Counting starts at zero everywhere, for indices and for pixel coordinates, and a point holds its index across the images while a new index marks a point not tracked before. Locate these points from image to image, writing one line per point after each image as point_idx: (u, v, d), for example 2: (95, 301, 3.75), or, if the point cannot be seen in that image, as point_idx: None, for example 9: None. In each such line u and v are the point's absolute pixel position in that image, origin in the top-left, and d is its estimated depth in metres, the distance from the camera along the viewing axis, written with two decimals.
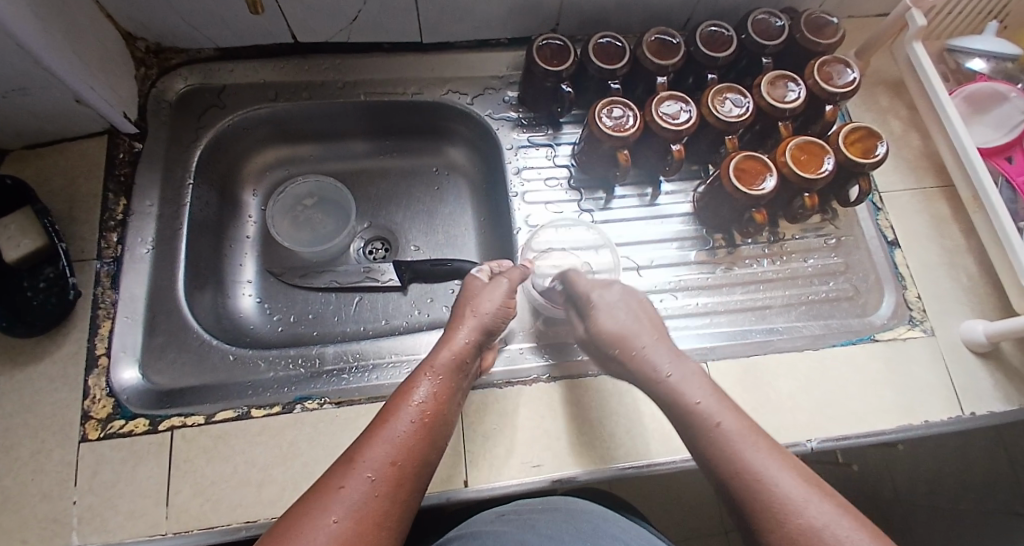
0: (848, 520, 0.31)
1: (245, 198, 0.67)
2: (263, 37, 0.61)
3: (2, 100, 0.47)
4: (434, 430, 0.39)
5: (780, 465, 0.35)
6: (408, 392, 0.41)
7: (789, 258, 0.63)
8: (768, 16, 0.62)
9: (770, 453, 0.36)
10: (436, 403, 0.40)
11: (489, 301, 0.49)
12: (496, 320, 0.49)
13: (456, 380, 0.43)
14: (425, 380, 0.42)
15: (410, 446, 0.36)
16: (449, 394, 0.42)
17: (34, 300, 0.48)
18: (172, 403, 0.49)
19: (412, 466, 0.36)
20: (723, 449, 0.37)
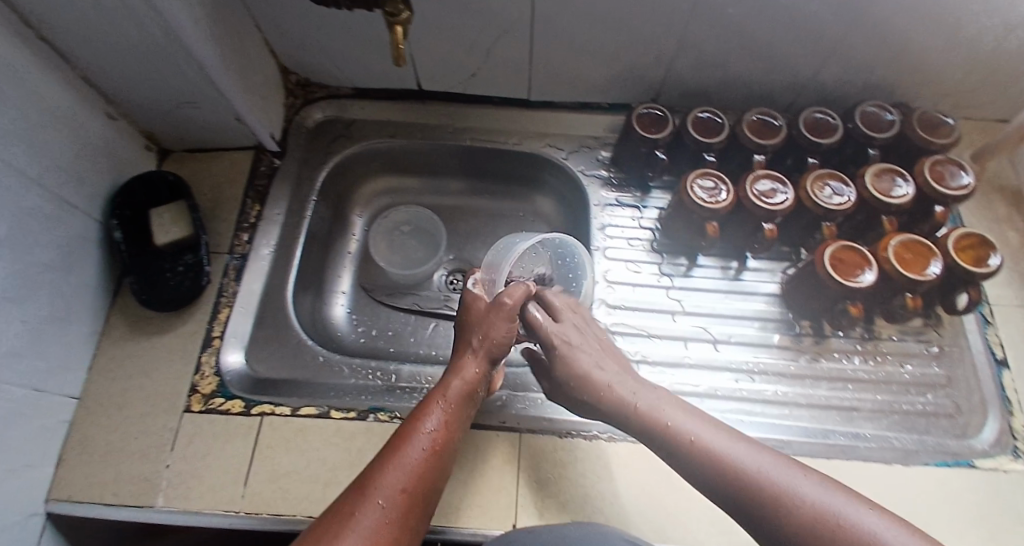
0: (882, 519, 0.33)
1: (352, 218, 0.75)
2: (393, 81, 0.70)
3: (178, 112, 0.57)
4: (442, 457, 0.42)
5: (791, 471, 0.37)
6: (421, 419, 0.43)
7: (882, 360, 0.61)
8: (878, 109, 0.62)
9: (755, 449, 0.39)
10: (445, 432, 0.43)
11: (496, 333, 0.48)
12: (507, 344, 0.49)
13: (466, 408, 0.46)
14: (435, 410, 0.44)
15: (420, 474, 0.40)
16: (457, 422, 0.45)
17: (172, 281, 0.54)
18: (263, 391, 0.54)
19: (421, 494, 0.39)
20: (713, 456, 0.39)
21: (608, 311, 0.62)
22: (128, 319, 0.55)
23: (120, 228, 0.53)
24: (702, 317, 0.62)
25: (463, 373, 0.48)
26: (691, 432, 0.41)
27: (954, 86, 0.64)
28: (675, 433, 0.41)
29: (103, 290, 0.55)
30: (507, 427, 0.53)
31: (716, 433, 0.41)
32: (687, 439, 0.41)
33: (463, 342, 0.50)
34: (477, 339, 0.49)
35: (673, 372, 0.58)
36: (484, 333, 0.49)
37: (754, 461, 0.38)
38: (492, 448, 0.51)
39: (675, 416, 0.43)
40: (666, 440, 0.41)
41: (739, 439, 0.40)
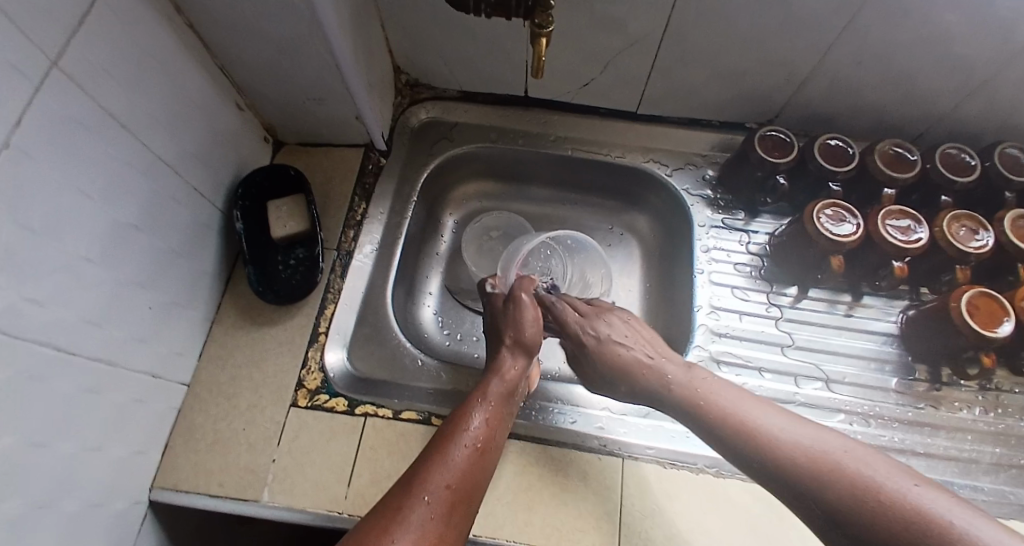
0: (927, 487, 0.32)
1: (444, 219, 0.75)
2: (500, 86, 0.69)
3: (304, 107, 0.58)
4: (486, 456, 0.43)
5: (831, 442, 0.37)
6: (463, 420, 0.45)
7: (1006, 412, 0.56)
8: (1018, 151, 0.58)
9: (785, 418, 0.41)
10: (487, 431, 0.45)
11: (527, 322, 0.54)
12: (536, 337, 0.54)
13: (506, 408, 0.48)
14: (477, 409, 0.46)
15: (465, 470, 0.41)
16: (497, 422, 0.46)
17: (283, 274, 0.55)
18: (364, 391, 0.53)
19: (467, 490, 0.40)
20: (742, 428, 0.41)
21: (712, 339, 0.60)
22: (238, 309, 0.55)
23: (241, 218, 0.54)
24: (812, 352, 0.60)
25: (501, 373, 0.51)
26: (729, 405, 0.44)
27: None
28: (713, 406, 0.44)
29: (217, 278, 0.55)
30: (609, 451, 0.52)
31: (749, 405, 0.43)
32: (724, 410, 0.44)
33: (498, 344, 0.55)
34: (507, 337, 0.54)
35: (783, 409, 0.56)
36: (512, 332, 0.54)
37: (795, 433, 0.39)
38: (596, 473, 0.50)
39: (717, 392, 0.45)
40: (705, 414, 0.44)
41: (782, 413, 0.42)
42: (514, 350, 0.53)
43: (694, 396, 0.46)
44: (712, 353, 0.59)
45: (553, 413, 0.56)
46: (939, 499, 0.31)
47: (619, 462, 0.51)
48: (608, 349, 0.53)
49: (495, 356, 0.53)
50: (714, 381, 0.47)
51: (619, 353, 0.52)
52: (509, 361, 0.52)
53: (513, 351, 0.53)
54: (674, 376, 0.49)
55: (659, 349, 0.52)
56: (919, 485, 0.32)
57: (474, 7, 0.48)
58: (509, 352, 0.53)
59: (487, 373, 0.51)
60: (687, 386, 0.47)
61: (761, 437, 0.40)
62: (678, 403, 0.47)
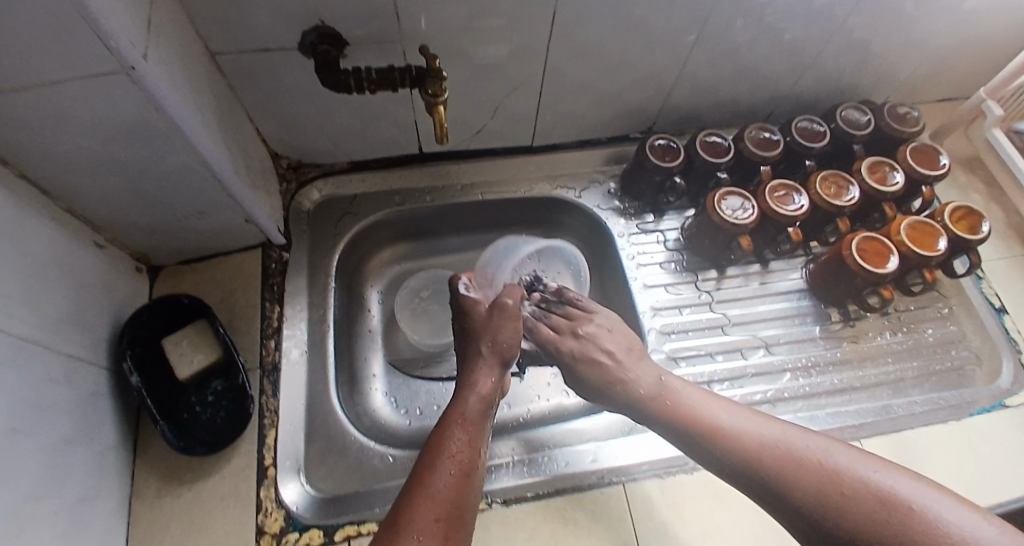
0: (889, 471, 0.35)
1: (368, 293, 0.71)
2: (392, 149, 0.67)
3: (182, 223, 0.51)
4: (471, 479, 0.39)
5: (795, 433, 0.40)
6: (444, 443, 0.41)
7: (910, 328, 0.65)
8: (855, 110, 0.68)
9: (752, 417, 0.43)
10: (471, 453, 0.41)
11: (503, 329, 0.50)
12: (514, 346, 0.50)
13: (484, 425, 0.44)
14: (457, 430, 0.42)
15: (454, 497, 0.37)
16: (479, 442, 0.42)
17: (204, 416, 0.48)
18: (338, 511, 0.47)
19: (456, 521, 0.36)
20: (713, 432, 0.43)
21: (663, 339, 0.62)
22: (161, 472, 0.47)
23: (135, 370, 0.46)
24: (749, 325, 0.65)
25: (477, 387, 0.46)
26: (697, 409, 0.45)
27: (905, 79, 0.72)
28: (686, 413, 0.45)
29: (123, 445, 0.46)
30: (609, 481, 0.50)
31: (714, 407, 0.45)
32: (698, 416, 0.45)
33: (472, 350, 0.50)
34: (482, 346, 0.49)
35: (741, 385, 0.60)
36: (489, 340, 0.49)
37: (762, 429, 0.41)
38: (603, 510, 0.49)
39: (688, 398, 0.47)
40: (676, 422, 0.45)
41: (740, 410, 0.44)
42: (490, 358, 0.49)
43: (667, 405, 0.47)
44: (668, 353, 0.61)
45: (545, 460, 0.52)
46: (901, 482, 0.34)
47: (620, 488, 0.50)
48: (587, 363, 0.53)
49: (468, 365, 0.49)
50: (689, 389, 0.47)
51: (598, 362, 0.53)
52: (485, 371, 0.48)
53: (490, 360, 0.49)
54: (646, 383, 0.50)
55: (632, 356, 0.52)
56: (885, 470, 0.35)
57: (358, 87, 0.47)
58: (485, 361, 0.49)
59: (461, 387, 0.47)
60: (660, 394, 0.48)
61: (733, 437, 0.41)
62: (652, 413, 0.48)
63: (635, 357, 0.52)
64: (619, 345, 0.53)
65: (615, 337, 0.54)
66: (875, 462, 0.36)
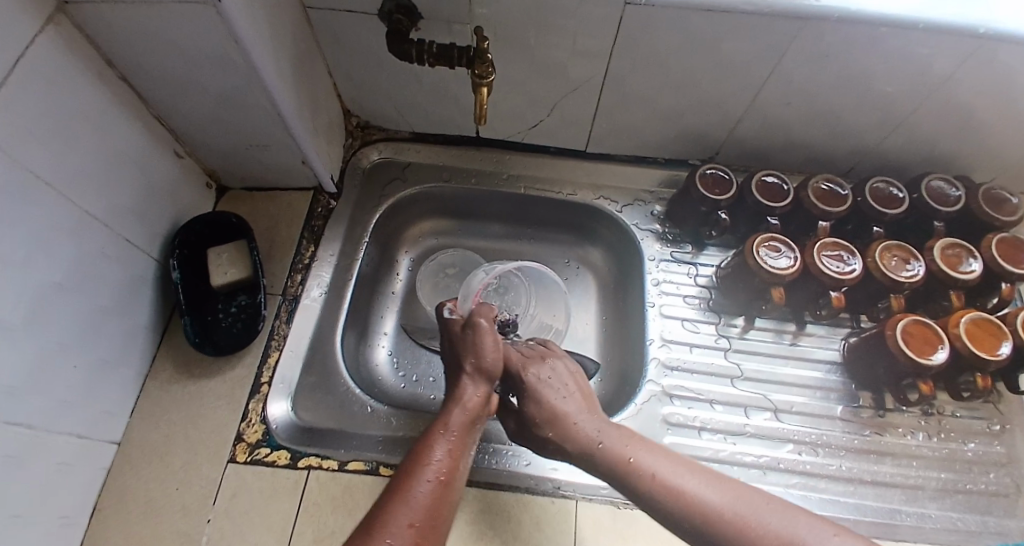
0: (847, 539, 0.35)
1: (399, 257, 0.75)
2: (451, 127, 0.71)
3: (248, 153, 0.58)
4: (450, 489, 0.40)
5: (746, 495, 0.38)
6: (423, 454, 0.42)
7: (947, 436, 0.58)
8: (944, 183, 0.62)
9: (693, 471, 0.41)
10: (449, 464, 0.42)
11: (488, 349, 0.51)
12: (498, 364, 0.51)
13: (467, 439, 0.45)
14: (438, 443, 0.43)
15: (430, 506, 0.38)
16: (460, 455, 0.44)
17: (224, 322, 0.54)
18: (310, 440, 0.50)
19: (431, 529, 0.37)
20: (664, 493, 0.40)
21: (663, 372, 0.60)
22: (176, 361, 0.53)
23: (179, 267, 0.53)
24: (761, 384, 0.61)
25: (461, 402, 0.48)
26: (650, 465, 0.42)
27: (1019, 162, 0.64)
28: (640, 470, 0.42)
29: (152, 329, 0.53)
30: (562, 494, 0.50)
31: (660, 461, 0.42)
32: (649, 473, 0.41)
33: (458, 369, 0.51)
34: (467, 364, 0.51)
35: (734, 441, 0.56)
36: (473, 358, 0.51)
37: (716, 491, 0.39)
38: (549, 520, 0.48)
39: (642, 453, 0.43)
40: (627, 477, 0.42)
41: (692, 468, 0.41)
42: (474, 377, 0.50)
43: (617, 460, 0.43)
44: (664, 387, 0.59)
45: (507, 455, 0.53)
46: None
47: (571, 507, 0.49)
48: (546, 395, 0.50)
49: (455, 381, 0.50)
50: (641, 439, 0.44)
51: (556, 406, 0.49)
52: (469, 387, 0.49)
53: (474, 378, 0.50)
54: (603, 428, 0.46)
55: (590, 403, 0.49)
56: (836, 538, 0.35)
57: (419, 58, 0.50)
58: (470, 379, 0.50)
59: (448, 402, 0.48)
60: (613, 448, 0.44)
61: (693, 503, 0.38)
62: (603, 467, 0.44)
63: (581, 405, 0.48)
64: (577, 390, 0.50)
65: (577, 380, 0.52)
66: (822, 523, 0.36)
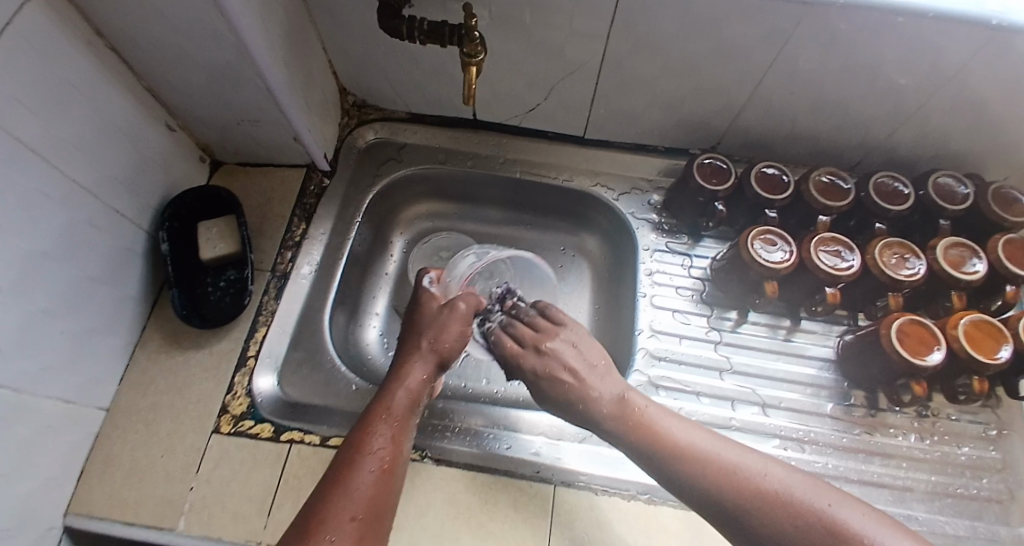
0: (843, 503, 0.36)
1: (394, 238, 0.74)
2: (448, 109, 0.70)
3: (241, 128, 0.58)
4: (393, 473, 0.41)
5: (753, 457, 0.40)
6: (366, 438, 0.42)
7: (941, 439, 0.56)
8: (952, 180, 0.60)
9: (704, 433, 0.43)
10: (393, 449, 0.42)
11: (449, 331, 0.52)
12: (455, 347, 0.51)
13: (409, 419, 0.46)
14: (382, 427, 0.43)
15: (371, 496, 0.38)
16: (404, 436, 0.44)
17: (212, 295, 0.54)
18: (292, 416, 0.51)
19: (372, 517, 0.38)
20: (674, 450, 0.41)
21: (651, 363, 0.59)
22: (165, 332, 0.54)
23: (168, 239, 0.53)
24: (751, 378, 0.60)
25: (406, 381, 0.48)
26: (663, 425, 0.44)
27: None
28: (653, 432, 0.43)
29: (141, 299, 0.53)
30: (542, 478, 0.50)
31: (673, 421, 0.44)
32: (659, 433, 0.43)
33: (410, 346, 0.51)
34: (422, 342, 0.51)
35: (719, 434, 0.55)
36: (430, 338, 0.51)
37: (725, 453, 0.41)
38: (527, 503, 0.48)
39: (653, 412, 0.45)
40: (641, 435, 0.43)
41: (704, 430, 0.43)
42: (425, 355, 0.50)
43: (630, 421, 0.45)
44: (651, 378, 0.58)
45: (489, 437, 0.53)
46: (855, 515, 0.35)
47: (550, 489, 0.49)
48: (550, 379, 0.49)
49: (404, 358, 0.50)
50: (652, 404, 0.45)
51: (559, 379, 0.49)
52: (417, 367, 0.49)
53: (425, 356, 0.50)
54: (609, 400, 0.46)
55: (602, 371, 0.49)
56: (840, 503, 0.36)
57: (410, 35, 0.49)
58: (420, 355, 0.50)
59: (392, 381, 0.48)
60: (623, 413, 0.45)
61: (702, 462, 0.40)
62: (616, 432, 0.45)
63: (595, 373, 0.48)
64: (586, 360, 0.50)
65: (582, 353, 0.50)
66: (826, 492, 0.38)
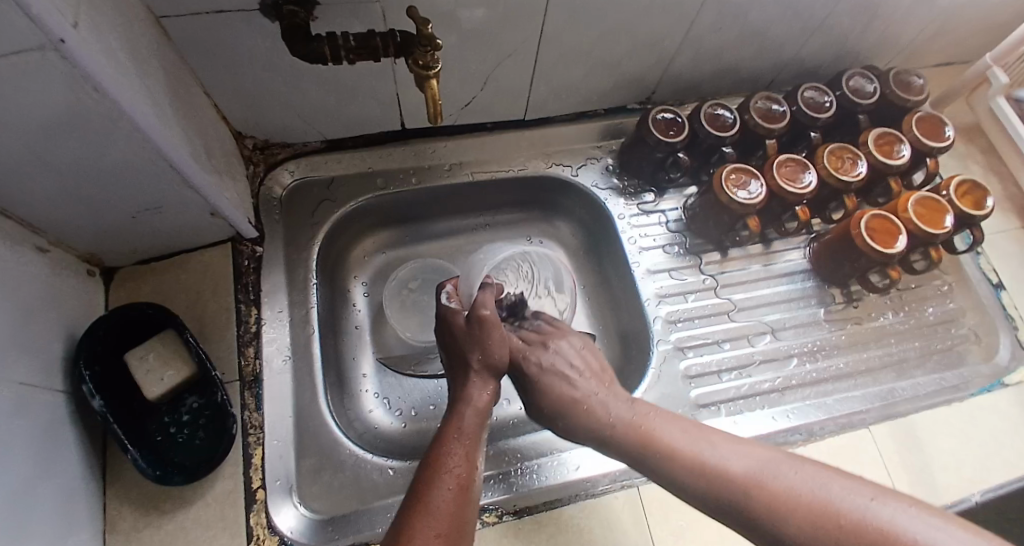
0: (888, 496, 0.29)
1: (352, 287, 0.65)
2: (371, 126, 0.61)
3: (133, 221, 0.45)
4: (470, 492, 0.36)
5: (777, 458, 0.35)
6: (440, 458, 0.38)
7: (911, 308, 0.64)
8: (861, 77, 0.65)
9: (721, 439, 0.38)
10: (469, 466, 0.38)
11: (497, 345, 0.48)
12: (504, 360, 0.48)
13: (479, 440, 0.42)
14: (453, 446, 0.39)
15: (453, 512, 0.34)
16: (476, 457, 0.40)
17: (179, 438, 0.44)
18: (337, 532, 0.44)
19: (459, 537, 0.33)
20: (683, 459, 0.38)
21: (670, 328, 0.60)
22: (135, 502, 0.43)
23: (95, 393, 0.40)
24: (755, 310, 0.63)
25: (470, 402, 0.44)
26: (669, 436, 0.40)
27: (910, 44, 0.70)
28: (659, 443, 0.40)
29: (86, 477, 0.41)
30: (622, 485, 0.48)
31: (679, 434, 0.40)
32: (665, 442, 0.40)
33: (460, 366, 0.48)
34: (473, 360, 0.47)
35: (750, 373, 0.58)
36: (479, 353, 0.47)
37: (744, 458, 0.36)
38: (619, 514, 0.46)
39: (661, 422, 0.42)
40: (642, 449, 0.41)
41: (712, 437, 0.39)
42: (481, 375, 0.46)
43: (635, 433, 0.42)
44: (674, 342, 0.59)
45: (554, 466, 0.51)
46: (902, 513, 0.27)
47: (636, 492, 0.47)
48: (556, 378, 0.49)
49: (460, 381, 0.46)
50: (660, 413, 0.43)
51: (568, 378, 0.49)
52: (476, 386, 0.45)
53: (480, 376, 0.46)
54: (614, 410, 0.45)
55: (601, 376, 0.49)
56: (885, 498, 0.29)
57: (336, 56, 0.41)
58: (477, 376, 0.46)
59: (455, 404, 0.44)
60: (628, 427, 0.43)
61: (709, 471, 0.36)
62: (620, 443, 0.43)
63: (598, 382, 0.48)
64: (587, 365, 0.50)
65: (580, 361, 0.50)
66: (868, 488, 0.30)
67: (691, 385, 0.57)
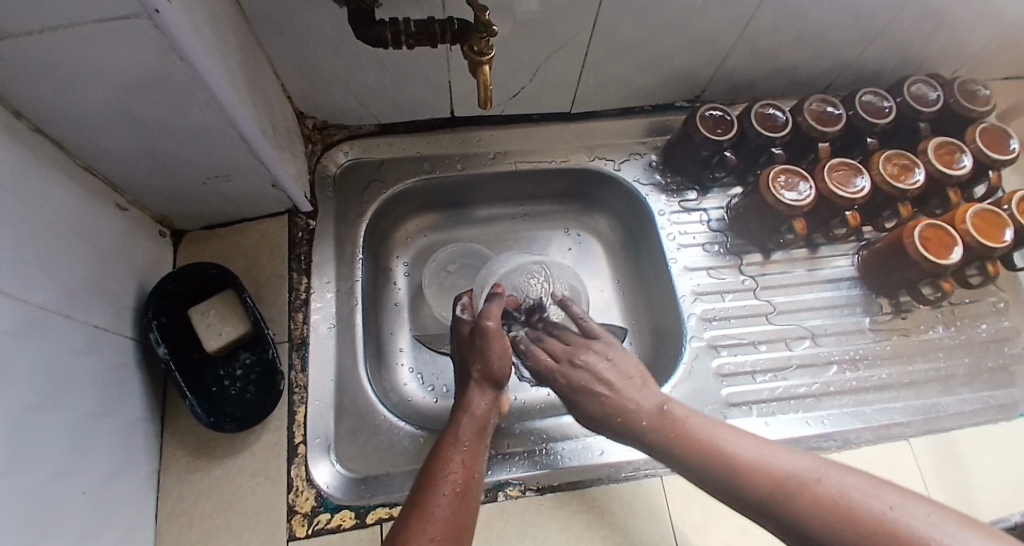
0: (910, 501, 0.30)
1: (394, 265, 0.68)
2: (422, 112, 0.63)
3: (204, 187, 0.49)
4: (468, 498, 0.38)
5: (804, 459, 0.36)
6: (438, 466, 0.40)
7: (962, 324, 0.62)
8: (923, 83, 0.63)
9: (746, 438, 0.40)
10: (467, 473, 0.39)
11: (496, 355, 0.47)
12: (504, 368, 0.47)
13: (479, 447, 0.43)
14: (451, 454, 0.41)
15: (449, 520, 0.35)
16: (475, 463, 0.41)
17: (232, 390, 0.47)
18: (371, 491, 0.46)
19: (454, 544, 0.34)
20: (709, 450, 0.40)
21: (705, 326, 0.60)
22: (189, 446, 0.46)
23: (161, 340, 0.44)
24: (794, 314, 0.62)
25: (470, 410, 0.45)
26: (703, 432, 0.42)
27: (980, 51, 0.67)
28: (691, 435, 0.42)
29: (148, 418, 0.45)
30: (645, 474, 0.48)
31: (710, 426, 0.42)
32: (700, 436, 0.41)
33: (462, 375, 0.48)
34: (474, 370, 0.47)
35: (785, 377, 0.58)
36: (479, 364, 0.47)
37: (770, 456, 0.37)
38: (642, 502, 0.47)
39: (696, 420, 0.43)
40: (678, 444, 0.42)
41: (744, 434, 0.41)
42: (481, 383, 0.47)
43: (669, 428, 0.43)
44: (708, 341, 0.59)
45: (580, 449, 0.51)
46: (920, 513, 0.29)
47: (659, 483, 0.48)
48: (585, 391, 0.49)
49: (460, 389, 0.47)
50: (697, 414, 0.43)
51: (596, 392, 0.49)
52: (476, 395, 0.46)
53: (481, 385, 0.47)
54: (648, 411, 0.46)
55: (635, 384, 0.48)
56: (904, 502, 0.30)
57: (396, 41, 0.43)
58: (477, 385, 0.47)
59: (455, 412, 0.46)
60: (664, 423, 0.44)
61: (735, 467, 0.38)
62: (654, 441, 0.44)
63: (632, 385, 0.48)
64: (624, 372, 0.50)
65: (617, 366, 0.50)
66: (893, 490, 0.31)
67: (723, 383, 0.56)
